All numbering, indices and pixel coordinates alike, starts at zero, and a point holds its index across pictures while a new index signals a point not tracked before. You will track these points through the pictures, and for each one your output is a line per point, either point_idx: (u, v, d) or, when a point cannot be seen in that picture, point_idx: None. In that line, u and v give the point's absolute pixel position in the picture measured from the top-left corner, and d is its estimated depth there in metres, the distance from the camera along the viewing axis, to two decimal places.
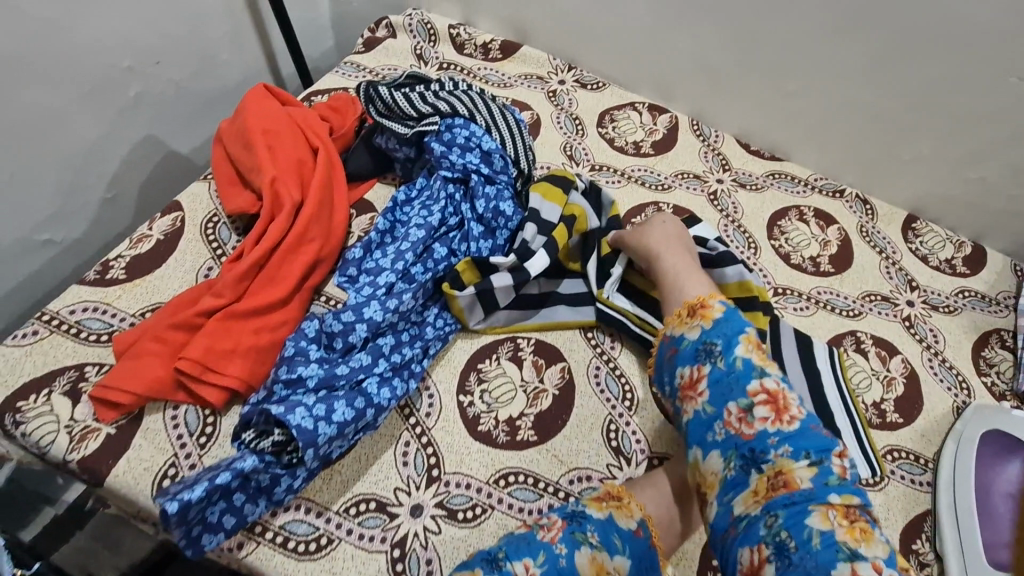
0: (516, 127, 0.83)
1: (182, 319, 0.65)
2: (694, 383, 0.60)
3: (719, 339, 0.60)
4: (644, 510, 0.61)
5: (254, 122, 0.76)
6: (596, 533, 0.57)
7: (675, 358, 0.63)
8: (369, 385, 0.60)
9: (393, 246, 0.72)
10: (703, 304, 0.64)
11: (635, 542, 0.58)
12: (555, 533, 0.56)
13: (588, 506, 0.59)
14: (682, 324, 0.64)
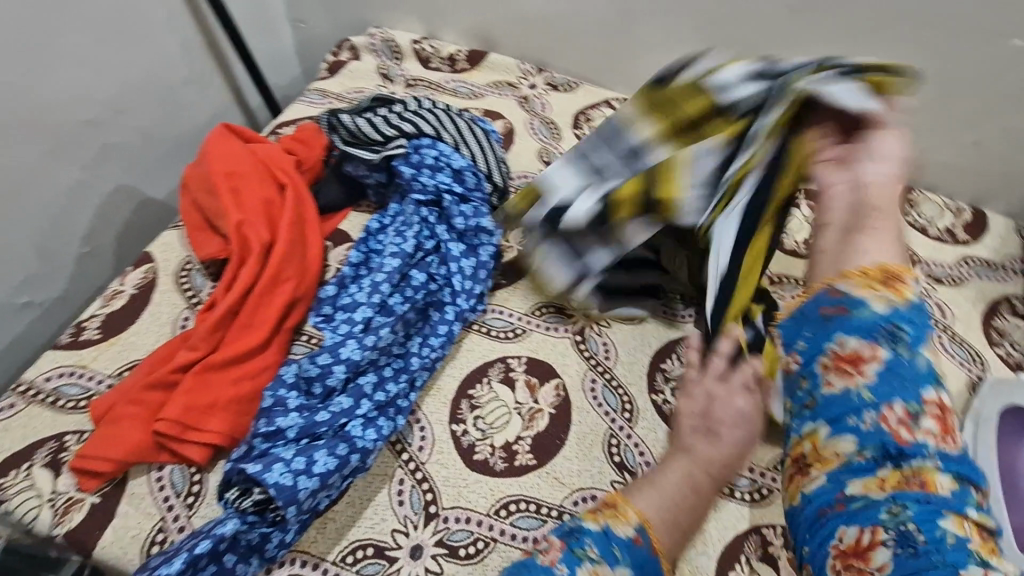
0: (487, 140, 0.80)
1: (158, 378, 0.63)
2: (853, 359, 0.53)
3: (908, 325, 0.54)
4: (643, 514, 0.58)
5: (216, 165, 0.74)
6: (596, 547, 0.54)
7: (838, 321, 0.55)
8: (353, 429, 0.58)
9: (369, 278, 0.70)
10: (897, 277, 0.56)
11: (635, 551, 0.55)
12: (555, 554, 0.54)
13: (584, 519, 0.57)
14: (869, 287, 0.56)
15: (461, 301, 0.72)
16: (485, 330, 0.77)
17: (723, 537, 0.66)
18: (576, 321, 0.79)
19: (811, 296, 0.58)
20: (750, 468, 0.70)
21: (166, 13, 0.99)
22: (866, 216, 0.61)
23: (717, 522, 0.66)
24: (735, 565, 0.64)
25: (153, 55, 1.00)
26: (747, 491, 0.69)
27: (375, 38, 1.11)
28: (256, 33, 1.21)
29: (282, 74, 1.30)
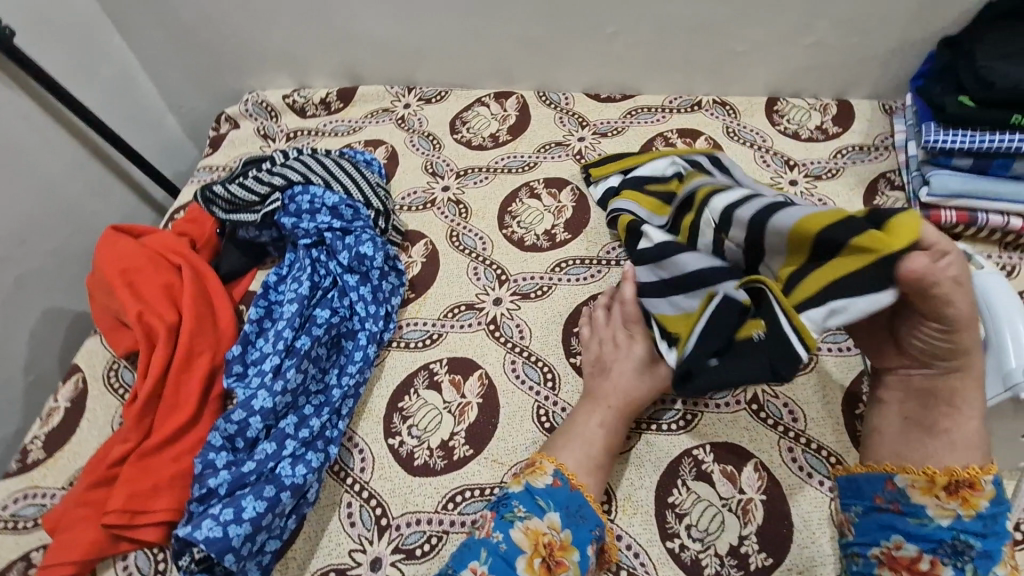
0: (357, 171, 0.86)
1: (99, 476, 0.66)
2: (909, 561, 0.53)
3: (977, 538, 0.52)
4: (557, 460, 0.64)
5: (109, 266, 0.78)
6: (522, 505, 0.60)
7: (891, 518, 0.55)
8: (282, 469, 0.63)
9: (272, 330, 0.73)
10: (972, 483, 0.52)
11: (557, 494, 0.61)
12: (488, 525, 0.59)
13: (509, 486, 0.62)
14: (928, 492, 0.54)
15: (370, 325, 0.76)
16: (404, 344, 0.81)
17: (658, 468, 0.69)
18: (487, 313, 0.84)
19: (870, 473, 0.58)
20: (673, 400, 0.74)
21: (43, 139, 1.02)
22: (938, 398, 0.55)
23: (649, 456, 0.70)
24: (674, 490, 0.68)
25: (42, 181, 1.03)
26: (673, 421, 0.73)
27: (249, 104, 1.16)
28: (141, 130, 1.24)
29: (180, 161, 1.34)
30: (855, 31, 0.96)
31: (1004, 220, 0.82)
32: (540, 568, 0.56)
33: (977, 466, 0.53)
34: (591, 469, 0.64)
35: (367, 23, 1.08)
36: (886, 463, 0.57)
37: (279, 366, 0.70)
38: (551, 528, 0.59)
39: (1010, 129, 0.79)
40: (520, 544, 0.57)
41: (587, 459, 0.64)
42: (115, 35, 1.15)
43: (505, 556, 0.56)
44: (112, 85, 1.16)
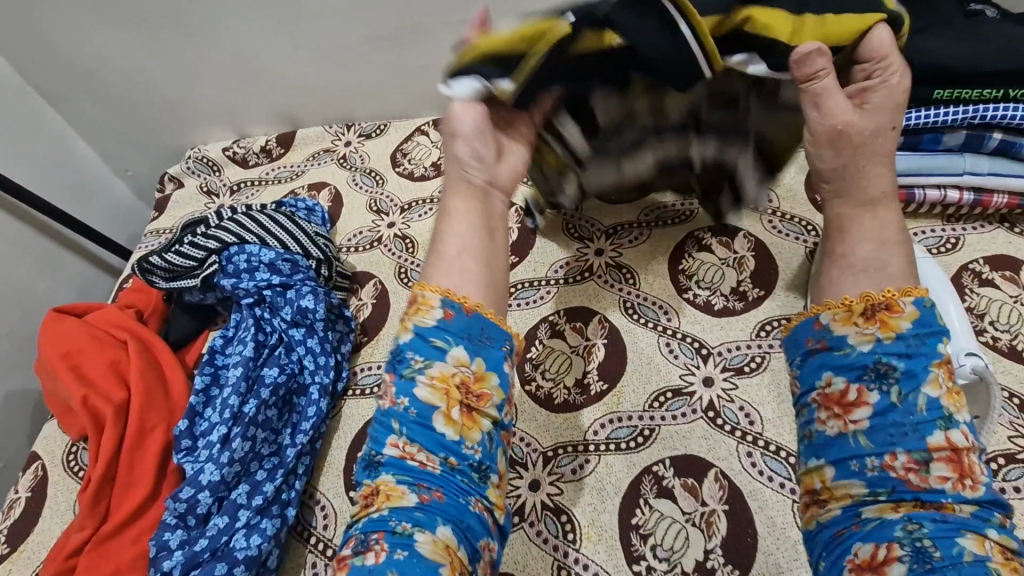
0: (292, 222, 0.86)
1: (57, 568, 0.66)
2: (840, 397, 0.48)
3: (903, 359, 0.47)
4: (442, 288, 0.53)
5: (53, 351, 0.78)
6: (420, 355, 0.51)
7: (822, 357, 0.50)
8: (237, 542, 0.63)
9: (219, 398, 0.73)
10: (889, 304, 0.48)
11: (453, 327, 0.52)
12: (389, 391, 0.52)
13: (399, 334, 0.53)
14: (848, 321, 0.49)
15: (320, 377, 0.76)
16: (359, 391, 0.80)
17: (619, 489, 0.69)
18: None
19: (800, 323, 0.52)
20: (628, 417, 0.74)
21: None
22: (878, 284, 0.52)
23: (610, 478, 0.70)
24: (637, 510, 0.68)
25: None
26: (630, 439, 0.72)
27: (190, 161, 1.16)
28: (88, 198, 1.23)
29: (133, 223, 1.33)
30: None
31: (941, 193, 0.82)
32: (460, 418, 0.50)
33: (894, 288, 0.49)
34: (486, 289, 0.55)
35: (294, 68, 1.07)
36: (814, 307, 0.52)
37: (228, 435, 0.70)
38: (460, 365, 0.51)
39: (936, 103, 0.80)
40: (429, 400, 0.50)
41: (467, 279, 0.54)
42: (48, 108, 1.15)
43: (418, 419, 0.50)
44: (51, 158, 1.16)
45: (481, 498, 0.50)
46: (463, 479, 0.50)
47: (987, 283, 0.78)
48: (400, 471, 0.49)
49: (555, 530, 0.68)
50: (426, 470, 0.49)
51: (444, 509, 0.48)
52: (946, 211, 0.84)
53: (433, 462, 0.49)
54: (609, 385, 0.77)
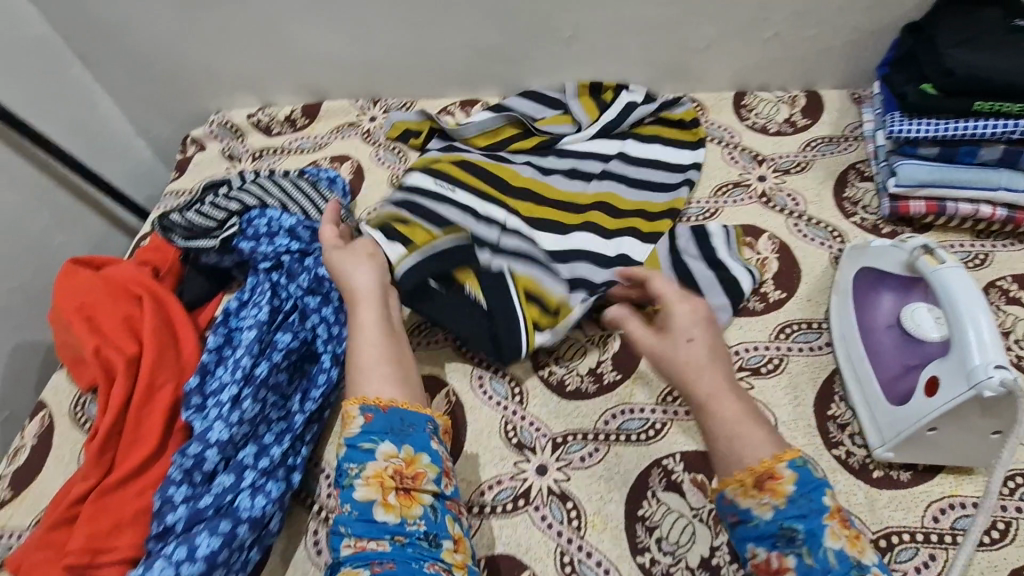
0: (315, 191, 0.86)
1: (59, 515, 0.65)
2: (771, 566, 0.50)
3: (800, 521, 0.49)
4: (363, 395, 0.60)
5: (67, 302, 0.77)
6: (354, 462, 0.57)
7: (739, 530, 0.52)
8: (241, 501, 0.62)
9: (231, 359, 0.72)
10: (769, 471, 0.51)
11: (374, 428, 0.58)
12: (336, 501, 0.57)
13: (337, 455, 0.59)
14: (746, 494, 0.52)
15: (333, 346, 0.75)
16: None
17: (627, 479, 0.68)
18: None
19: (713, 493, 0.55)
20: (640, 409, 0.73)
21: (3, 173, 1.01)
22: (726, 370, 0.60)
23: (618, 468, 0.69)
24: (643, 502, 0.67)
25: (5, 216, 1.02)
26: (641, 431, 0.72)
27: (214, 125, 1.15)
28: (110, 157, 1.23)
29: (151, 185, 1.33)
30: (814, 23, 0.94)
31: (974, 208, 0.82)
32: (399, 501, 0.56)
33: (769, 457, 0.52)
34: (402, 386, 0.62)
35: (323, 40, 1.06)
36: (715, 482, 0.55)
37: (238, 395, 0.69)
38: (390, 458, 0.57)
39: (975, 115, 0.78)
40: (368, 498, 0.56)
41: (380, 375, 0.61)
42: (74, 63, 1.14)
43: (362, 517, 0.55)
44: (75, 114, 1.15)
45: (436, 560, 0.54)
46: (416, 554, 0.54)
47: (1015, 301, 0.77)
48: (354, 559, 0.54)
49: (559, 516, 0.67)
50: (377, 550, 0.54)
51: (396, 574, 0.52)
52: (977, 226, 0.84)
53: (382, 543, 0.54)
54: (624, 375, 0.76)
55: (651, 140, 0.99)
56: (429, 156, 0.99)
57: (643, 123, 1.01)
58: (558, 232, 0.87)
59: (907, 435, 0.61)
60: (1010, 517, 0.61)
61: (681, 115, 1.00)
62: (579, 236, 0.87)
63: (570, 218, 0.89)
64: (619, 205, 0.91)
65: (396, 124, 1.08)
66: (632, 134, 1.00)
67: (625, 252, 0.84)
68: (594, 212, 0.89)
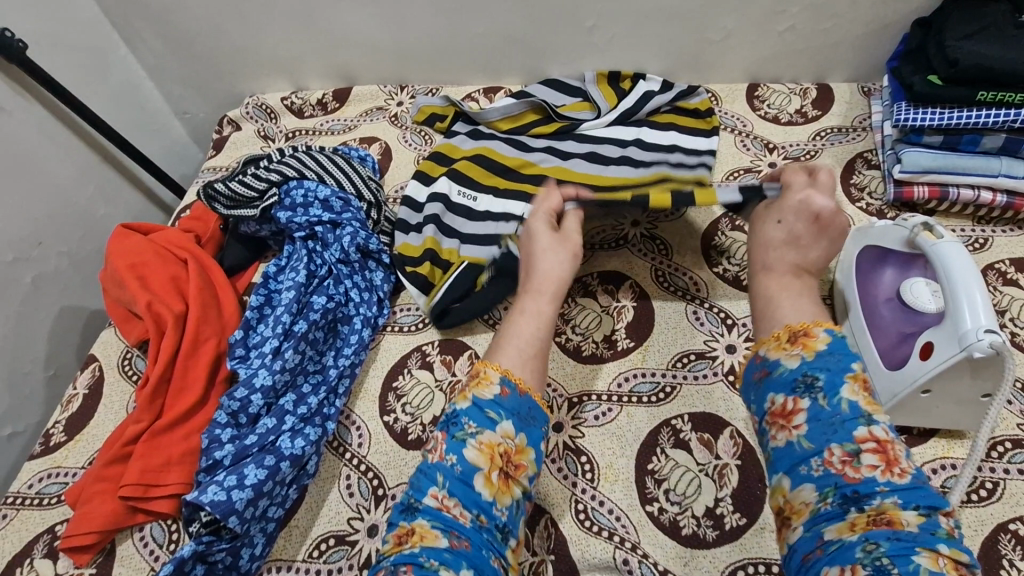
0: (348, 165, 0.91)
1: (114, 454, 0.71)
2: (788, 412, 0.54)
3: (823, 371, 0.54)
4: (503, 367, 0.60)
5: (120, 261, 0.83)
6: (473, 421, 0.57)
7: (765, 383, 0.58)
8: (282, 441, 0.68)
9: (271, 316, 0.78)
10: (806, 331, 0.58)
11: (508, 404, 0.58)
12: (440, 448, 0.56)
13: (456, 401, 0.59)
14: (779, 348, 0.58)
15: (364, 310, 0.82)
16: (398, 328, 0.84)
17: (638, 437, 0.73)
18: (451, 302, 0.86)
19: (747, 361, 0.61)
20: (652, 373, 0.78)
21: (55, 146, 1.07)
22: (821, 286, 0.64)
23: (630, 426, 0.74)
24: (653, 458, 0.71)
25: (56, 186, 1.08)
26: (652, 394, 0.76)
27: (249, 107, 1.21)
28: (149, 135, 1.30)
29: (186, 164, 1.39)
30: (827, 16, 0.98)
31: (975, 194, 0.85)
32: (498, 482, 0.55)
33: (809, 321, 0.58)
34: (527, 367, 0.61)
35: (356, 27, 1.12)
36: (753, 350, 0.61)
37: (278, 348, 0.75)
38: (505, 436, 0.56)
39: (978, 104, 0.82)
40: (475, 462, 0.55)
41: (520, 356, 0.62)
42: (121, 44, 1.20)
43: (461, 477, 0.54)
44: (119, 93, 1.22)
45: (500, 555, 0.53)
46: (489, 542, 0.52)
47: (1011, 282, 0.81)
48: (432, 515, 0.53)
49: (574, 468, 0.72)
50: (459, 522, 0.53)
51: (469, 556, 0.50)
52: (977, 212, 0.88)
53: (466, 518, 0.53)
54: (636, 343, 0.81)
55: (666, 126, 1.02)
56: (454, 143, 1.05)
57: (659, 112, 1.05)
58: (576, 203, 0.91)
59: (901, 397, 0.66)
60: (997, 478, 0.66)
61: (696, 105, 1.04)
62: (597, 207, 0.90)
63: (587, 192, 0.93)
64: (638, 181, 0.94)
65: (422, 108, 1.13)
66: (648, 121, 1.04)
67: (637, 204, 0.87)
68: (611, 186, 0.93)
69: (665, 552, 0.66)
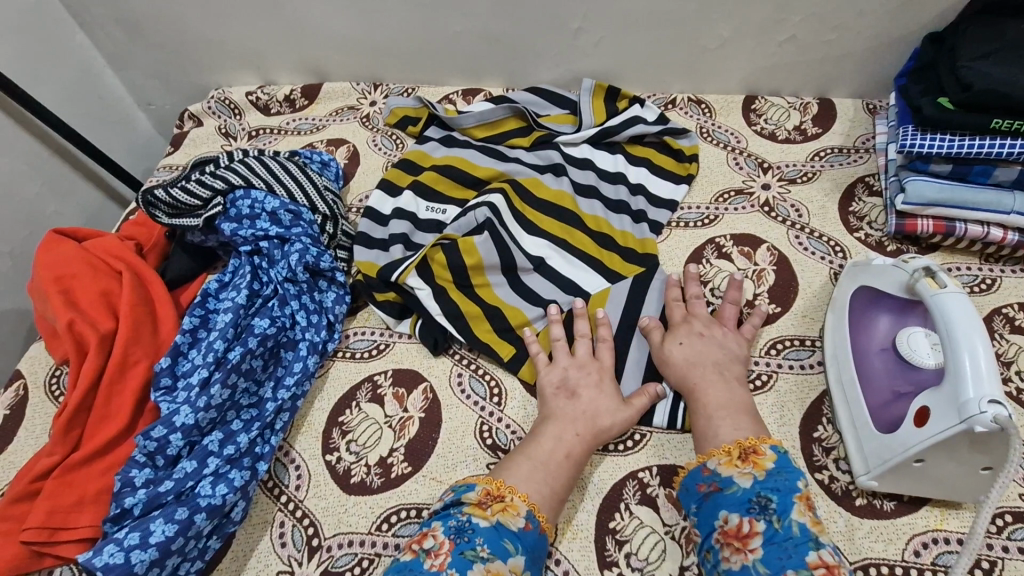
0: (302, 172, 0.84)
1: (21, 490, 0.64)
2: (737, 530, 0.56)
3: (775, 492, 0.57)
4: (529, 498, 0.61)
5: (46, 272, 0.76)
6: (487, 544, 0.57)
7: (715, 498, 0.59)
8: (201, 489, 0.61)
9: (204, 341, 0.71)
10: (755, 448, 0.61)
11: (527, 538, 0.59)
12: (443, 558, 0.55)
13: (475, 516, 0.59)
14: (730, 463, 0.60)
15: (311, 334, 0.75)
16: (350, 354, 0.78)
17: (602, 490, 0.66)
18: (389, 335, 0.80)
19: (689, 471, 0.63)
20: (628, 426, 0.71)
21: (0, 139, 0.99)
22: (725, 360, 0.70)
23: (594, 477, 0.67)
24: (616, 515, 0.65)
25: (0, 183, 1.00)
26: (620, 441, 0.70)
27: (212, 101, 1.13)
28: (108, 127, 1.22)
29: (149, 158, 1.31)
30: (832, 26, 0.91)
31: (984, 230, 0.78)
32: None
33: (756, 437, 0.62)
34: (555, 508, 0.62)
35: (327, 20, 1.04)
36: (698, 458, 0.63)
37: (209, 378, 0.67)
38: (512, 571, 0.56)
39: (991, 133, 0.74)
40: None
41: (551, 498, 0.62)
42: (77, 29, 1.12)
43: None
44: (75, 82, 1.13)
45: None
46: None
47: (1019, 330, 0.74)
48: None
49: None
50: None
51: None
52: (986, 249, 0.80)
53: None
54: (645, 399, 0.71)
55: (639, 162, 0.94)
56: (425, 150, 0.98)
57: (643, 141, 0.98)
58: (519, 227, 0.86)
59: (893, 464, 0.59)
60: (995, 557, 0.59)
61: (683, 147, 0.96)
62: (536, 240, 0.85)
63: (546, 223, 0.87)
64: (583, 227, 0.87)
65: (394, 109, 1.05)
66: (624, 149, 0.96)
67: (547, 261, 0.84)
68: (558, 220, 0.87)
69: None
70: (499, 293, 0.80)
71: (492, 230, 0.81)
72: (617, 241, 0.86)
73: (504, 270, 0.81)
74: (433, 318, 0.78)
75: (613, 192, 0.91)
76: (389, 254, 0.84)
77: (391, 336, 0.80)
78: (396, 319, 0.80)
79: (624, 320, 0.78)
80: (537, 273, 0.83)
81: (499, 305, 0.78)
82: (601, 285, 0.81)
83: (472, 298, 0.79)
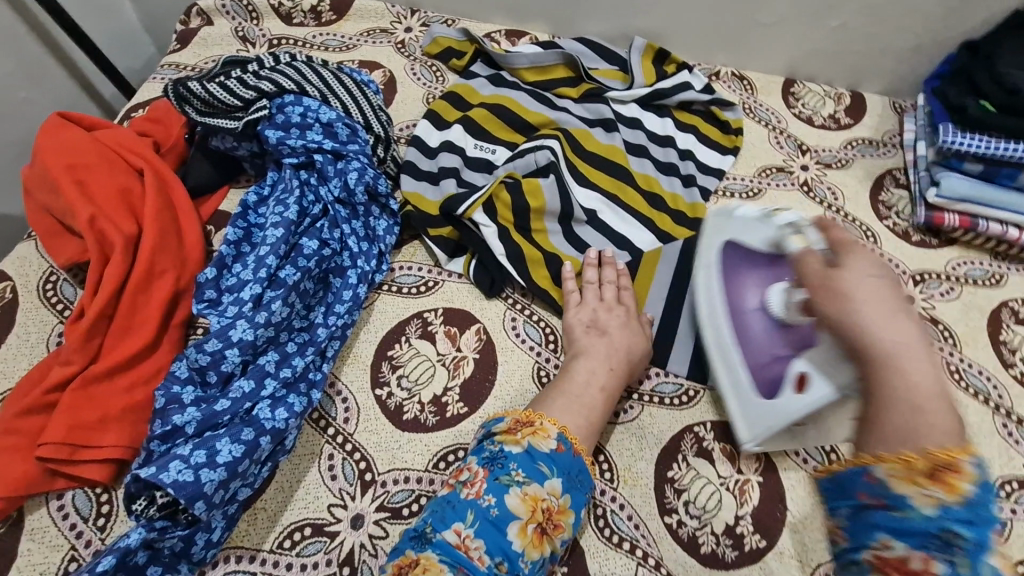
0: (358, 86, 0.77)
1: (32, 403, 0.57)
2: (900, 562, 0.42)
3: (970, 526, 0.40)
4: (559, 422, 0.60)
5: (54, 158, 0.66)
6: (522, 470, 0.56)
7: (876, 515, 0.44)
8: (261, 411, 0.57)
9: (252, 255, 0.66)
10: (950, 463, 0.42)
11: (561, 460, 0.58)
12: (479, 485, 0.55)
13: (506, 443, 0.58)
14: (909, 479, 0.42)
15: (362, 263, 0.69)
16: (396, 288, 0.74)
17: (660, 441, 0.67)
18: (438, 272, 0.76)
19: (850, 465, 0.46)
20: (676, 374, 0.72)
21: None
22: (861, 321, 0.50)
23: (652, 428, 0.68)
24: (674, 464, 0.66)
25: None
26: (675, 396, 0.71)
27: None
28: (88, 11, 1.05)
29: (134, 58, 1.16)
30: (881, 21, 0.94)
31: (1003, 229, 0.85)
32: (533, 534, 0.54)
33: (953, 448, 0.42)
34: None
35: None
36: (861, 453, 0.46)
37: (260, 296, 0.63)
38: (550, 494, 0.56)
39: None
40: (514, 509, 0.54)
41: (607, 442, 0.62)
42: None
43: (495, 521, 0.54)
44: None
45: None
46: None
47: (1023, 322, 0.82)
48: (445, 551, 0.52)
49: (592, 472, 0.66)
50: (474, 562, 0.52)
51: None
52: (998, 247, 0.87)
53: (484, 562, 0.52)
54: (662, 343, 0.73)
55: (687, 128, 0.94)
56: (472, 85, 0.93)
57: (690, 108, 0.97)
58: (573, 177, 0.83)
59: (777, 429, 0.62)
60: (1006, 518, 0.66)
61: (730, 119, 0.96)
62: (588, 193, 0.83)
63: (598, 177, 0.84)
64: (637, 185, 0.85)
65: (437, 39, 0.99)
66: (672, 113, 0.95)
67: (598, 215, 0.82)
68: (612, 176, 0.85)
69: (685, 570, 0.61)
70: (553, 240, 0.78)
71: (557, 174, 0.78)
72: (669, 204, 0.85)
73: (560, 218, 0.79)
74: (488, 258, 0.75)
75: (664, 154, 0.90)
76: (440, 188, 0.79)
77: (443, 272, 0.76)
78: (448, 255, 0.76)
79: (678, 280, 0.77)
80: (589, 224, 0.80)
81: (556, 253, 0.77)
82: (653, 245, 0.80)
83: (529, 242, 0.76)
